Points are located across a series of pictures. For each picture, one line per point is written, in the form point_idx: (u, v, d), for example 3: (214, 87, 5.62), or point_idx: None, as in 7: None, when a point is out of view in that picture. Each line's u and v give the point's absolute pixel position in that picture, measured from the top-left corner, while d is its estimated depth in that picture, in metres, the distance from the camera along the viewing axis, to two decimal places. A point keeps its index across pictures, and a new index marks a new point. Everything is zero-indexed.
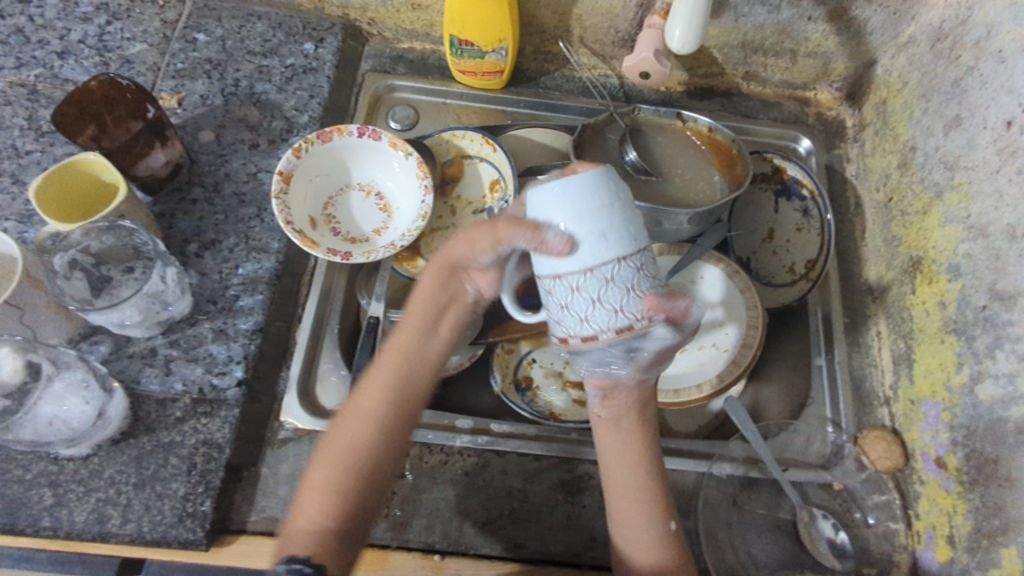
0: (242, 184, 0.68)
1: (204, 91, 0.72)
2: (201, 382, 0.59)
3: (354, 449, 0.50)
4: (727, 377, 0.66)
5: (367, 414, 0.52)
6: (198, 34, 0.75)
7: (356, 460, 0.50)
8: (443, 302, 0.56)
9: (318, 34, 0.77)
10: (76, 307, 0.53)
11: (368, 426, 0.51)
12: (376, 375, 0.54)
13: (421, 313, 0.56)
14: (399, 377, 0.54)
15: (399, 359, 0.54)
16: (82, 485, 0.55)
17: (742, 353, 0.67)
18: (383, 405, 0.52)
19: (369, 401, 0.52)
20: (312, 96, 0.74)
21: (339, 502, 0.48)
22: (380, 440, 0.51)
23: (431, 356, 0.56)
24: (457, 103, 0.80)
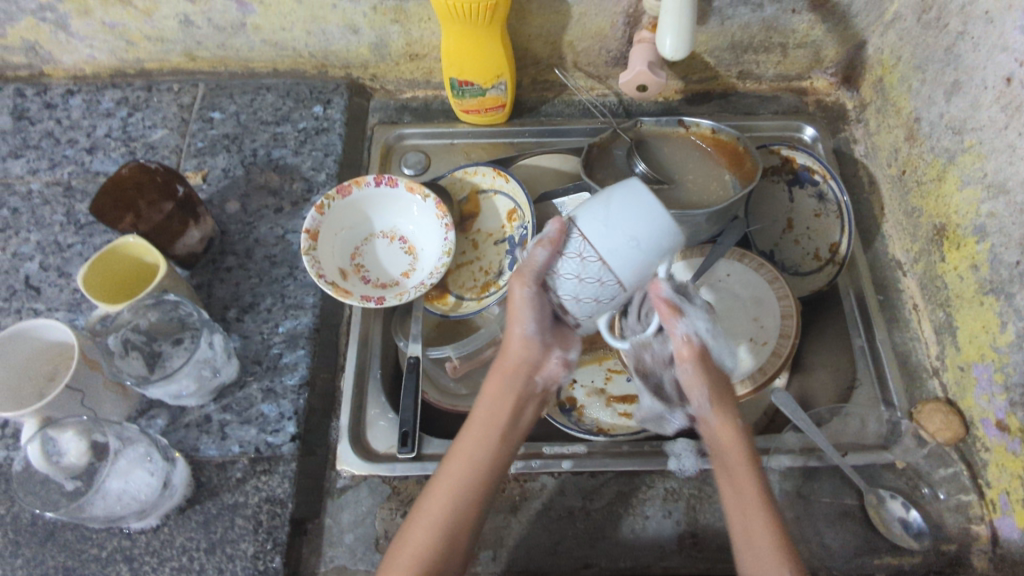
0: (272, 247, 0.71)
1: (226, 164, 0.76)
2: (257, 442, 0.61)
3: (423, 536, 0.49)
4: (770, 370, 0.66)
5: (443, 504, 0.50)
6: (214, 113, 0.79)
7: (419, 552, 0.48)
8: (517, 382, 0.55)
9: (325, 97, 0.81)
10: (134, 384, 0.56)
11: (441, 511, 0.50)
12: (459, 448, 0.53)
13: (492, 405, 0.54)
14: (471, 477, 0.51)
15: (470, 455, 0.52)
16: (156, 556, 0.56)
17: (781, 343, 0.67)
18: (460, 490, 0.51)
19: (442, 493, 0.51)
20: (327, 155, 0.77)
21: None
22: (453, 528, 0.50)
23: (506, 451, 0.53)
24: (464, 142, 0.83)
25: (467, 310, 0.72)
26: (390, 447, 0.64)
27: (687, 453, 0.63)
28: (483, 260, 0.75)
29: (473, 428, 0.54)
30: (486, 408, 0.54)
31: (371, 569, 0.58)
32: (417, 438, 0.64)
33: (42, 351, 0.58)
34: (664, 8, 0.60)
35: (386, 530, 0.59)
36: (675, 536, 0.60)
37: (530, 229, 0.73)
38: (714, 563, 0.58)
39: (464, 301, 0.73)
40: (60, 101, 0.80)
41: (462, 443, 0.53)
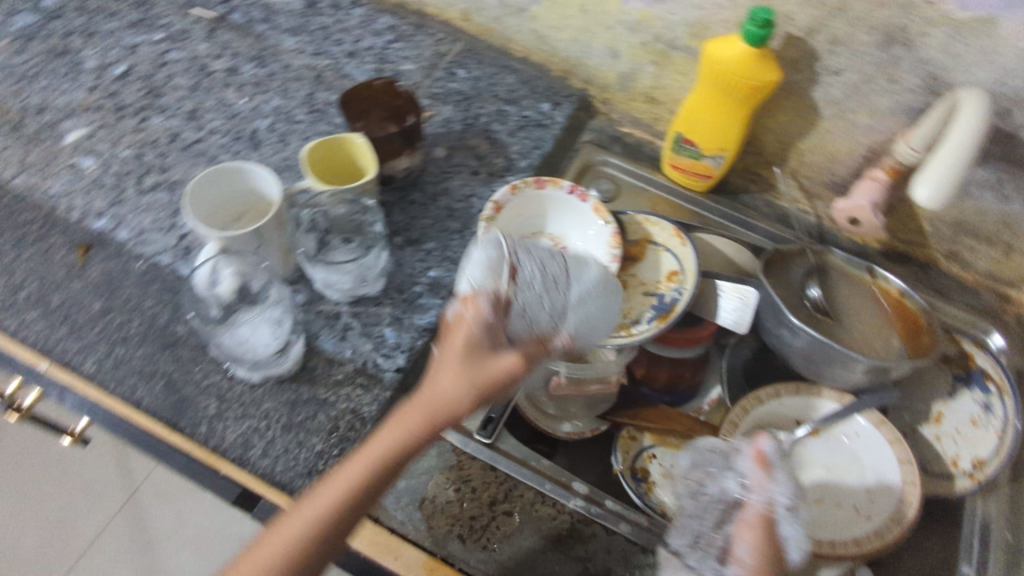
0: (455, 201, 0.75)
1: (449, 116, 0.81)
2: (368, 357, 0.63)
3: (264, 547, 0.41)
4: (864, 545, 0.62)
5: (303, 511, 0.43)
6: (459, 71, 0.86)
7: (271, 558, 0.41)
8: (431, 395, 0.45)
9: (557, 99, 0.85)
10: (305, 256, 0.64)
11: (314, 517, 0.42)
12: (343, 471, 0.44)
13: (393, 433, 0.44)
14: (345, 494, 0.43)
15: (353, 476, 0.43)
16: (241, 408, 0.59)
17: (886, 527, 0.63)
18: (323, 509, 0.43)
19: (314, 503, 0.43)
20: (536, 147, 0.81)
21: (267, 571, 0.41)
22: (335, 524, 0.43)
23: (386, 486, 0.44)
24: (656, 193, 0.84)
25: None
26: (471, 423, 0.66)
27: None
28: (627, 301, 0.75)
29: (367, 444, 0.44)
30: (388, 435, 0.44)
31: (407, 521, 0.59)
32: (497, 428, 0.66)
33: (231, 193, 0.64)
34: (933, 161, 0.63)
35: (434, 495, 0.61)
36: None
37: (685, 296, 0.73)
38: None
39: None
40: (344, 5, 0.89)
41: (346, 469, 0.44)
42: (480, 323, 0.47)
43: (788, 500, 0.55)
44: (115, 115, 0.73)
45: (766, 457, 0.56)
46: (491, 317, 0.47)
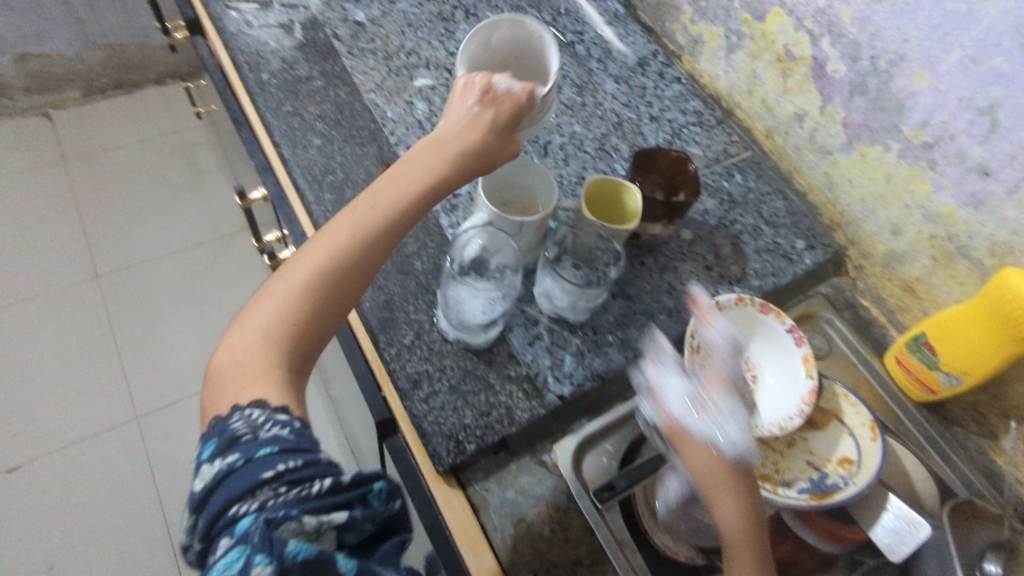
0: (678, 283, 0.77)
1: (709, 208, 0.85)
2: (542, 371, 0.67)
3: (328, 252, 0.51)
4: None
5: (335, 227, 0.53)
6: (737, 175, 0.89)
7: (336, 250, 0.52)
8: (427, 165, 0.56)
9: (816, 242, 0.85)
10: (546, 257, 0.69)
11: (351, 231, 0.52)
12: (346, 217, 0.54)
13: (388, 188, 0.55)
14: (373, 219, 0.53)
15: (387, 200, 0.54)
16: (426, 353, 0.66)
17: None
18: (355, 231, 0.52)
19: (341, 226, 0.53)
20: (774, 274, 0.81)
21: (319, 267, 0.51)
22: (365, 245, 0.52)
23: (384, 221, 0.54)
24: (866, 376, 0.80)
25: None
26: (592, 479, 0.65)
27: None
28: (786, 460, 0.72)
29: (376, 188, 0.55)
30: (380, 195, 0.54)
31: (497, 529, 0.62)
32: (611, 499, 0.62)
33: (505, 186, 0.71)
34: None
35: (529, 522, 0.62)
36: None
37: (851, 489, 0.68)
38: None
39: None
40: (668, 77, 0.98)
41: (346, 215, 0.54)
42: (458, 127, 0.59)
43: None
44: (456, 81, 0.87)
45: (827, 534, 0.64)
46: (477, 116, 0.59)
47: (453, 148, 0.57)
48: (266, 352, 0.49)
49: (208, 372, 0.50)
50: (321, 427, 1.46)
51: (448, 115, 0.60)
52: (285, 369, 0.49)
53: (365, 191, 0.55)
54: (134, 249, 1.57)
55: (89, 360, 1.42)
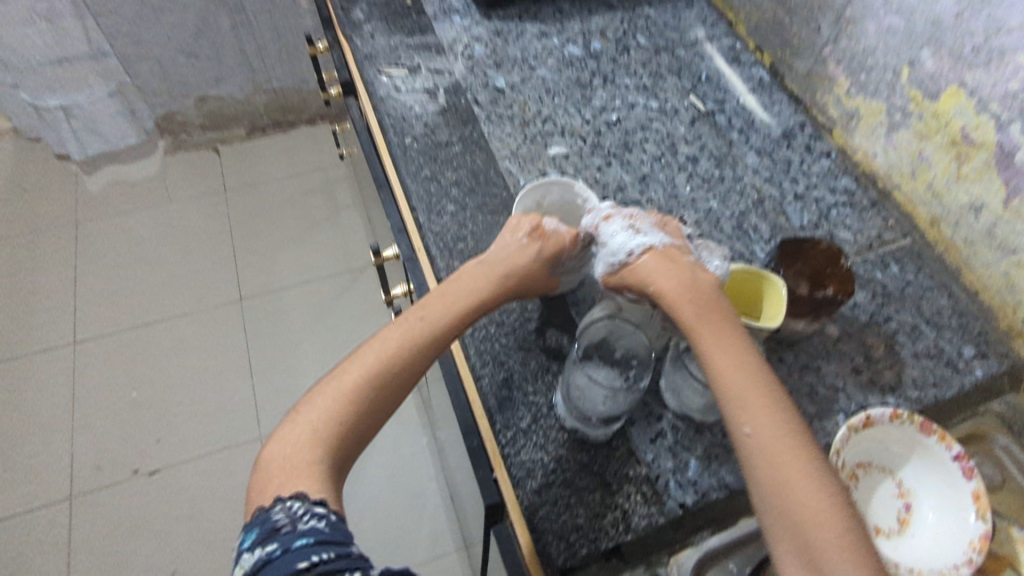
0: (820, 385, 0.70)
1: (860, 302, 0.77)
2: (664, 474, 0.62)
3: (375, 362, 0.57)
4: None
5: (388, 338, 0.59)
6: (894, 265, 0.81)
7: (381, 359, 0.57)
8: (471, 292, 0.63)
9: (989, 349, 0.74)
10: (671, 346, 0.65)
11: (400, 338, 0.59)
12: (395, 330, 0.59)
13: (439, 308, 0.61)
14: (416, 329, 0.59)
15: (432, 316, 0.60)
16: (543, 440, 0.64)
17: None
18: (403, 345, 0.58)
19: (394, 337, 0.59)
20: (937, 384, 0.71)
21: (367, 371, 0.57)
22: (411, 356, 0.58)
23: (430, 344, 0.59)
24: None
25: None
26: None
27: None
28: None
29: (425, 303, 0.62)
30: (432, 312, 0.61)
31: None
32: None
33: None
34: None
35: None
36: None
37: None
38: None
39: None
40: (816, 151, 0.91)
41: (393, 329, 0.59)
42: (508, 256, 0.66)
43: None
44: (591, 151, 0.86)
45: None
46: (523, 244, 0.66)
47: (498, 274, 0.64)
48: (310, 450, 0.53)
49: (258, 462, 0.54)
50: (400, 460, 1.42)
51: (499, 245, 0.67)
52: (326, 471, 0.52)
53: (413, 305, 0.62)
54: (271, 277, 1.69)
55: (223, 377, 1.53)
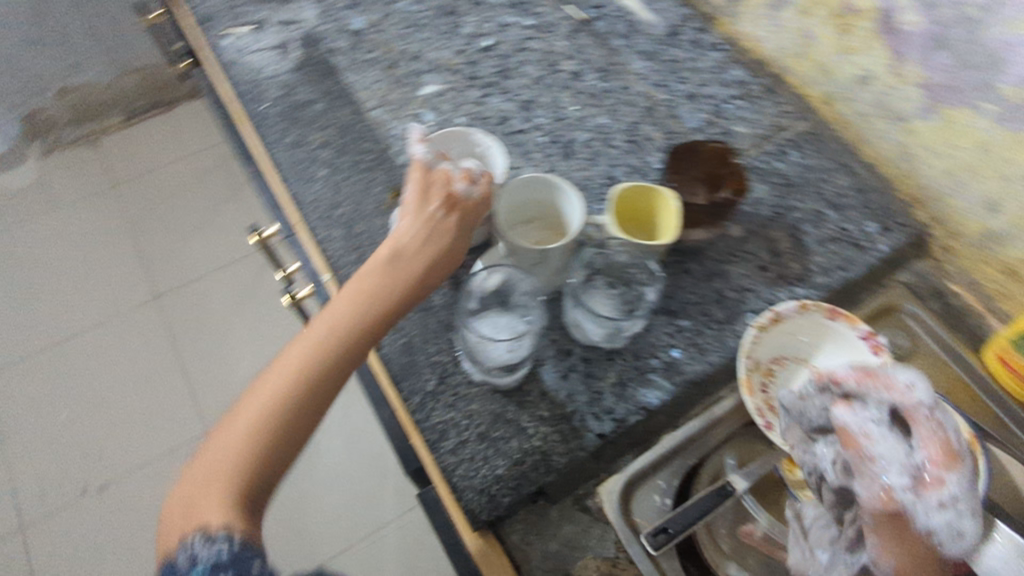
0: (729, 289, 0.69)
1: (762, 196, 0.75)
2: (580, 409, 0.62)
3: (256, 408, 0.52)
4: None
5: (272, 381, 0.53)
6: (793, 151, 0.78)
7: (258, 407, 0.52)
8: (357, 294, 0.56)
9: (892, 221, 0.74)
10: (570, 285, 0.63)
11: (308, 354, 0.54)
12: (302, 341, 0.55)
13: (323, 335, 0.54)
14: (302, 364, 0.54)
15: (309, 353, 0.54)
16: (453, 399, 0.62)
17: None
18: (313, 362, 0.54)
19: (277, 380, 0.53)
20: (843, 266, 0.71)
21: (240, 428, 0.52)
22: (324, 367, 0.54)
23: (340, 355, 0.54)
24: (963, 377, 0.68)
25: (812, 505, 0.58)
26: (644, 522, 0.60)
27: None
28: None
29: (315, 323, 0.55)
30: (340, 315, 0.55)
31: None
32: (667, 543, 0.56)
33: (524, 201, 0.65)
34: None
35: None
36: None
37: None
38: None
39: None
40: (705, 42, 0.86)
41: (300, 342, 0.55)
42: (415, 235, 0.59)
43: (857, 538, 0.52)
44: (468, 83, 0.80)
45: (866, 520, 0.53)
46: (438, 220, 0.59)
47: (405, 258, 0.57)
48: (224, 482, 0.51)
49: (184, 474, 0.54)
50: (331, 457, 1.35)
51: (405, 217, 0.59)
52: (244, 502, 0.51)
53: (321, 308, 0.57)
54: (185, 266, 1.60)
55: (154, 382, 1.46)
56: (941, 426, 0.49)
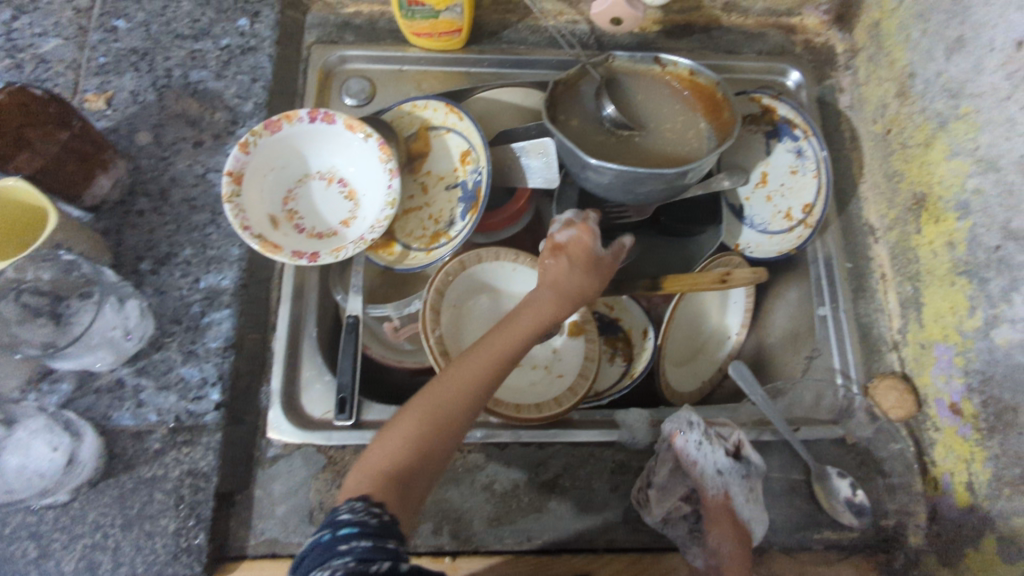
0: (191, 188, 0.62)
1: (134, 86, 0.65)
2: (178, 410, 0.55)
3: (442, 406, 0.48)
4: (581, 390, 0.62)
5: (455, 378, 0.49)
6: (118, 22, 0.67)
7: (455, 402, 0.49)
8: (565, 288, 0.54)
9: (252, 8, 0.70)
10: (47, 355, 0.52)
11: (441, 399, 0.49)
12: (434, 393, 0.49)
13: (526, 323, 0.52)
14: (478, 374, 0.50)
15: (499, 351, 0.51)
16: (66, 534, 0.51)
17: (579, 382, 0.63)
18: (438, 407, 0.48)
19: (466, 371, 0.50)
20: (255, 80, 0.67)
21: (447, 400, 0.49)
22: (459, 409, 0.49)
23: (458, 400, 0.49)
24: (414, 70, 0.74)
25: (413, 262, 0.67)
26: (327, 412, 0.60)
27: (738, 452, 0.58)
28: (433, 206, 0.69)
29: (495, 334, 0.52)
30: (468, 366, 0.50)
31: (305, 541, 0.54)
32: (355, 404, 0.59)
33: None
34: None
35: (321, 502, 0.55)
36: (621, 510, 0.58)
37: (484, 175, 0.67)
38: (659, 537, 0.58)
39: (410, 252, 0.68)
40: None
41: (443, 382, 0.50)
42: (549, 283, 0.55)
43: (711, 474, 0.56)
44: None
45: (680, 455, 0.56)
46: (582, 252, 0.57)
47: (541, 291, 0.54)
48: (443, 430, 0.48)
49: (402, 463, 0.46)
50: None
51: (565, 268, 0.55)
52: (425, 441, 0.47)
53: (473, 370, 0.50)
54: None
55: None
56: (714, 479, 0.56)
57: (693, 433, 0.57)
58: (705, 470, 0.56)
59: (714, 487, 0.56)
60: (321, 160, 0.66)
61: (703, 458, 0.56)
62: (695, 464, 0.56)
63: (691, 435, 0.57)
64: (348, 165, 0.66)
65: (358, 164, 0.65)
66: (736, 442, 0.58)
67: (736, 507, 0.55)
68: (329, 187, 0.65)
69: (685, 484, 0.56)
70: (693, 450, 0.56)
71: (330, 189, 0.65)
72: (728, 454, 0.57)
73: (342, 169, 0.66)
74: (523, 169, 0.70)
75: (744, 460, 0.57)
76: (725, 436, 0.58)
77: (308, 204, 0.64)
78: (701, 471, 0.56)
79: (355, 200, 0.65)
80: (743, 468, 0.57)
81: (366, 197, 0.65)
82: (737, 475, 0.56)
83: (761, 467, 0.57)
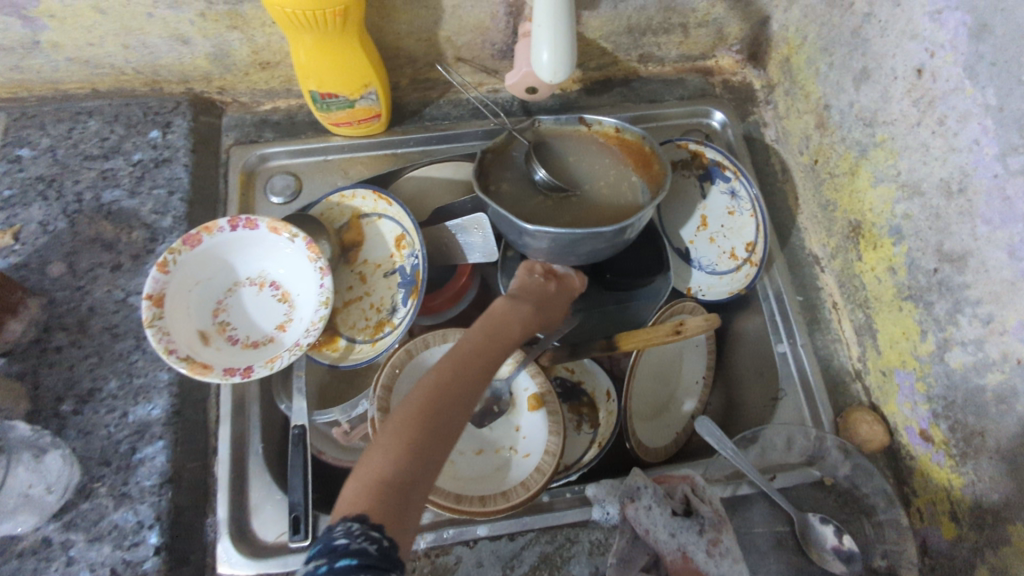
0: (111, 314, 0.59)
1: (43, 216, 0.62)
2: (113, 561, 0.51)
3: (432, 390, 0.46)
4: (548, 469, 0.58)
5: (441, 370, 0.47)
6: (22, 150, 0.65)
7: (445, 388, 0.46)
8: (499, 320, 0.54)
9: (164, 119, 0.68)
10: None
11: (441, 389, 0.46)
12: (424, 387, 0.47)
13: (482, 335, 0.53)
14: (459, 367, 0.48)
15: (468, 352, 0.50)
16: None
17: (545, 459, 0.60)
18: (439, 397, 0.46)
19: (448, 364, 0.49)
20: (172, 192, 0.65)
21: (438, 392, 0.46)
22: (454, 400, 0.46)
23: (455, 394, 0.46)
24: (339, 158, 0.73)
25: (359, 356, 0.64)
26: (281, 534, 0.56)
27: (687, 506, 0.56)
28: (373, 295, 0.67)
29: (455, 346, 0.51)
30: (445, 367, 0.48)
31: None
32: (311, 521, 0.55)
33: None
34: (535, 19, 0.57)
35: None
36: None
37: (420, 258, 0.65)
38: None
39: (356, 345, 0.65)
40: None
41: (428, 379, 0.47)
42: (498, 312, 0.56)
43: (665, 538, 0.53)
44: None
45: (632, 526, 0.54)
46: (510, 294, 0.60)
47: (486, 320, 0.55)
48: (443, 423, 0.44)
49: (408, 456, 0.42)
50: None
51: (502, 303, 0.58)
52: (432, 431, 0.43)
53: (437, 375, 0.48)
54: None
55: None
56: (671, 543, 0.53)
57: (641, 498, 0.55)
58: (659, 535, 0.53)
59: (672, 552, 0.53)
60: (251, 265, 0.63)
61: (655, 523, 0.54)
62: (649, 532, 0.53)
63: (639, 502, 0.55)
64: (281, 265, 0.63)
65: (290, 264, 0.63)
66: (682, 497, 0.56)
67: (699, 568, 0.52)
68: (263, 292, 0.63)
69: (646, 552, 0.53)
70: (643, 517, 0.54)
71: (264, 294, 0.63)
72: (676, 513, 0.55)
73: (274, 271, 0.63)
74: (463, 247, 0.69)
75: (695, 513, 0.55)
76: (671, 492, 0.56)
77: (242, 313, 0.62)
78: (654, 539, 0.53)
79: (291, 301, 0.62)
80: (695, 523, 0.54)
81: (302, 296, 0.62)
82: (690, 532, 0.54)
83: (715, 516, 0.55)
